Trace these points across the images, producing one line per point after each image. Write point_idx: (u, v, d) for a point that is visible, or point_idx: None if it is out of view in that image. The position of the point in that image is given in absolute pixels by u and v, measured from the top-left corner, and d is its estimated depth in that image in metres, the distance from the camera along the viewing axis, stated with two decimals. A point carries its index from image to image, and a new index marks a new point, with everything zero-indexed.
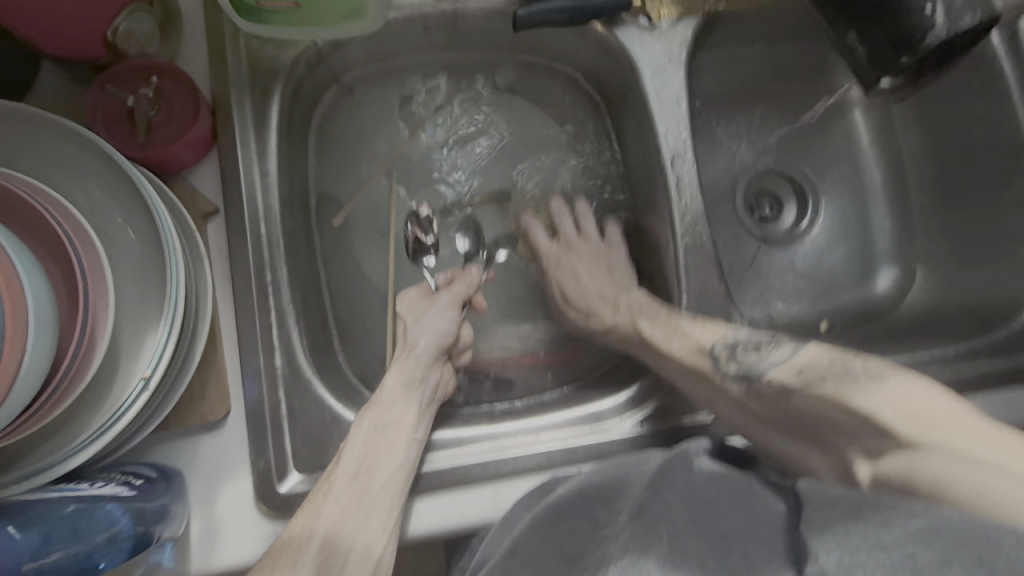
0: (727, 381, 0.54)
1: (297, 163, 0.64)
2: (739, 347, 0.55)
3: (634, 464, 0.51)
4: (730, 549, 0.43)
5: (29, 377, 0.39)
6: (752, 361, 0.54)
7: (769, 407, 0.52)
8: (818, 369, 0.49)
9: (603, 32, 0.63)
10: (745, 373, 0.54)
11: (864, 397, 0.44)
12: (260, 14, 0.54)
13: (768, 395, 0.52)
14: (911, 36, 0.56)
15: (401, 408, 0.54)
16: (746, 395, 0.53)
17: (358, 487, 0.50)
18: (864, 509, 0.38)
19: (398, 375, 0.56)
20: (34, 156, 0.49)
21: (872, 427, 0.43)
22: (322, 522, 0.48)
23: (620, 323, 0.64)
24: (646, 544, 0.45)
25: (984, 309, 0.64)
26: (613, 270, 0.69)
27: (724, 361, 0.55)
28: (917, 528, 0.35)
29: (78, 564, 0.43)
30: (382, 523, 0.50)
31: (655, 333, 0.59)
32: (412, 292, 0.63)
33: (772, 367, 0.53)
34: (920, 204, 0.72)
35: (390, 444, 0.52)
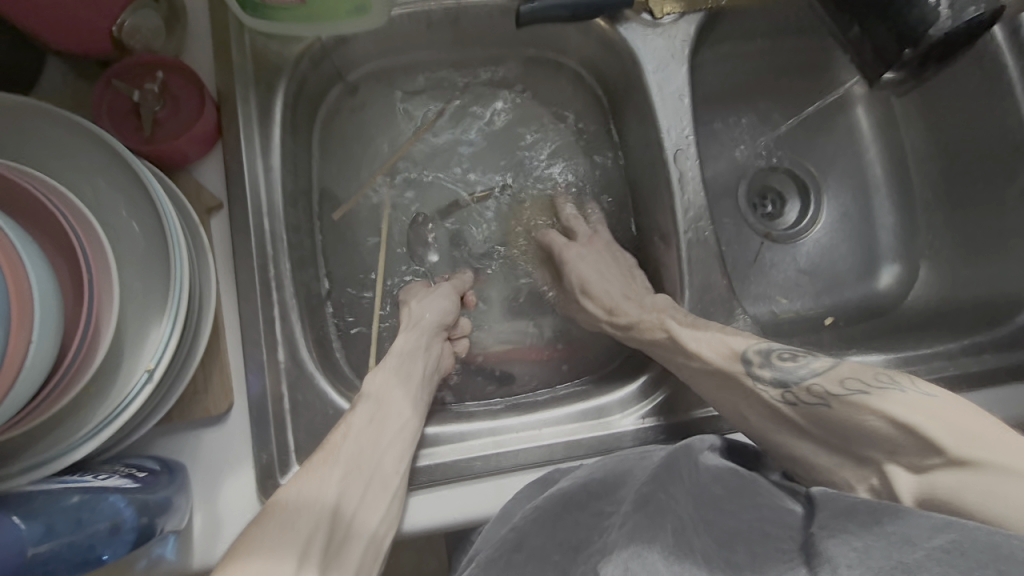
0: (761, 387, 0.51)
1: (301, 158, 0.64)
2: (773, 354, 0.52)
3: (638, 458, 0.50)
4: (736, 546, 0.43)
5: (34, 367, 0.39)
6: (788, 367, 0.51)
7: (807, 415, 0.48)
8: (861, 381, 0.47)
9: (606, 28, 0.64)
10: (780, 380, 0.50)
11: (909, 410, 0.43)
12: (265, 10, 0.55)
13: (807, 403, 0.48)
14: (915, 28, 0.56)
15: (410, 368, 0.58)
16: (781, 401, 0.50)
17: (376, 428, 0.52)
18: (881, 525, 0.38)
19: (405, 342, 0.60)
20: (40, 150, 0.49)
21: (917, 442, 0.41)
22: (341, 456, 0.50)
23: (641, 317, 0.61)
24: (651, 535, 0.45)
25: (989, 304, 0.63)
26: (629, 272, 0.67)
27: (757, 366, 0.52)
28: (939, 547, 0.35)
29: (82, 554, 0.44)
30: (396, 464, 0.51)
31: (681, 331, 0.56)
32: (416, 285, 0.67)
33: (811, 375, 0.49)
34: (922, 200, 0.72)
35: (402, 397, 0.55)
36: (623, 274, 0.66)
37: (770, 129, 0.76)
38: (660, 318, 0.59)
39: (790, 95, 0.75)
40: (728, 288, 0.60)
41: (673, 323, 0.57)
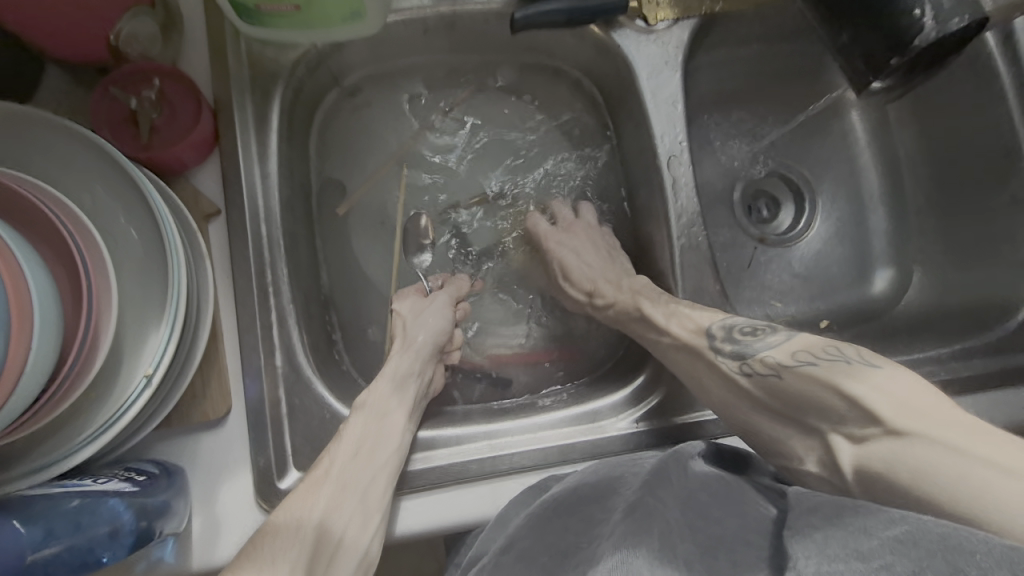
0: (721, 359, 0.52)
1: (298, 163, 0.64)
2: (734, 329, 0.54)
3: (630, 465, 0.52)
4: (718, 553, 0.44)
5: (35, 373, 0.39)
6: (748, 342, 0.52)
7: (761, 386, 0.49)
8: (811, 354, 0.48)
9: (600, 33, 0.64)
10: (739, 354, 0.52)
11: (853, 382, 0.43)
12: (260, 17, 0.55)
13: (761, 374, 0.50)
14: (902, 37, 0.57)
15: (402, 395, 0.56)
16: (739, 372, 0.51)
17: (360, 464, 0.51)
18: (843, 518, 0.38)
19: (399, 363, 0.58)
20: (40, 159, 0.50)
21: (862, 413, 0.42)
22: (322, 495, 0.49)
23: (619, 299, 0.63)
24: (637, 540, 0.45)
25: (979, 309, 0.64)
26: (611, 254, 0.68)
27: (720, 341, 0.54)
28: (895, 537, 0.35)
29: (80, 557, 0.45)
30: (377, 501, 0.51)
31: (655, 312, 0.59)
32: (409, 291, 0.65)
33: (766, 349, 0.51)
34: (915, 204, 0.73)
35: (387, 430, 0.54)
36: (607, 258, 0.67)
37: (765, 133, 0.76)
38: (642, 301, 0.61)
39: (784, 99, 0.76)
40: (721, 293, 0.61)
41: (647, 304, 0.60)
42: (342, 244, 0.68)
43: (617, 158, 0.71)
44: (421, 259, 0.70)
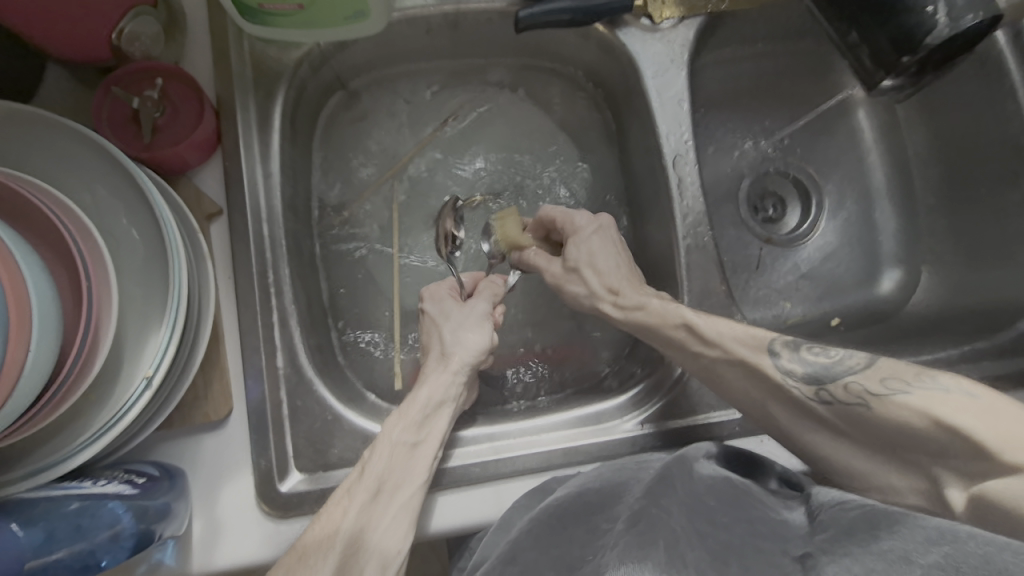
0: (792, 383, 0.49)
1: (300, 164, 0.64)
2: (804, 347, 0.50)
3: (635, 468, 0.52)
4: (728, 561, 0.42)
5: (33, 376, 0.39)
6: (818, 359, 0.49)
7: (842, 415, 0.46)
8: (903, 381, 0.44)
9: (606, 32, 0.63)
10: (812, 376, 0.48)
11: (950, 412, 0.40)
12: (264, 17, 0.55)
13: (844, 402, 0.46)
14: (913, 35, 0.56)
15: (431, 425, 0.54)
16: (815, 400, 0.48)
17: (380, 503, 0.49)
18: (878, 541, 0.38)
19: (434, 388, 0.54)
20: (38, 159, 0.49)
21: (966, 449, 0.38)
22: (341, 534, 0.47)
23: (650, 304, 0.57)
24: (643, 553, 0.43)
25: (992, 310, 0.63)
26: (621, 248, 0.62)
27: (785, 357, 0.50)
28: (937, 564, 0.34)
29: (82, 560, 0.44)
30: (398, 542, 0.49)
31: (703, 322, 0.53)
32: (442, 290, 0.61)
33: (848, 372, 0.47)
34: (926, 204, 0.72)
35: (414, 463, 0.51)
36: (624, 256, 0.62)
37: (768, 133, 0.76)
38: (677, 310, 0.55)
39: (790, 101, 0.75)
40: (727, 294, 0.60)
41: (694, 316, 0.54)
42: (346, 245, 0.68)
43: (623, 158, 0.71)
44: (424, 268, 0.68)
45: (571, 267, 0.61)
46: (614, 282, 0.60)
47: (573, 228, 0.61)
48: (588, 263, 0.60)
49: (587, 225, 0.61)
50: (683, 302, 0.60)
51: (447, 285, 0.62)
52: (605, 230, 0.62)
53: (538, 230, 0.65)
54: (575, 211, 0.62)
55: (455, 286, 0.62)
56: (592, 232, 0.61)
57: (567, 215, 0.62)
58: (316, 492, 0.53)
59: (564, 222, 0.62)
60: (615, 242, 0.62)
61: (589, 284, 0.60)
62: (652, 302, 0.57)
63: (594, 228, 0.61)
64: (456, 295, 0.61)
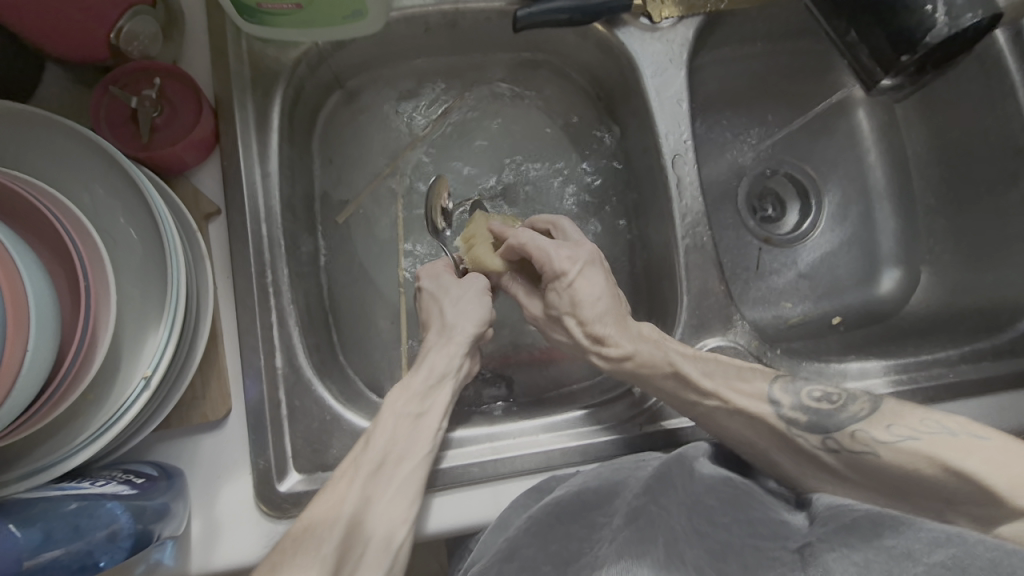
0: (796, 433, 0.48)
1: (298, 164, 0.64)
2: (804, 394, 0.50)
3: (633, 467, 0.51)
4: (727, 558, 0.44)
5: (31, 376, 0.39)
6: (821, 408, 0.49)
7: (849, 464, 0.46)
8: (907, 427, 0.45)
9: (604, 32, 0.63)
10: (817, 425, 0.48)
11: (959, 455, 0.41)
12: (261, 15, 0.55)
13: (850, 451, 0.46)
14: (912, 34, 0.56)
15: (434, 397, 0.55)
16: (821, 448, 0.48)
17: (384, 476, 0.50)
18: (881, 537, 0.39)
19: (436, 360, 0.56)
20: (36, 158, 0.49)
21: (980, 494, 0.39)
22: (345, 510, 0.48)
23: (641, 351, 0.54)
24: (642, 549, 0.47)
25: (990, 310, 0.63)
26: (611, 288, 0.58)
27: (787, 407, 0.49)
28: (940, 563, 0.36)
29: (80, 561, 0.43)
30: (404, 512, 0.50)
31: (691, 367, 0.52)
32: (439, 267, 0.62)
33: (852, 420, 0.47)
34: (925, 203, 0.71)
35: (418, 435, 0.53)
36: (612, 292, 0.58)
37: (767, 132, 0.75)
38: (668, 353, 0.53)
39: (789, 100, 0.75)
40: (726, 294, 0.60)
41: (680, 359, 0.53)
42: (344, 244, 0.68)
43: (622, 157, 0.71)
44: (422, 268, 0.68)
45: (554, 314, 0.58)
46: (599, 330, 0.56)
47: (556, 273, 0.57)
48: (573, 308, 0.57)
49: (571, 266, 0.57)
50: (682, 302, 0.60)
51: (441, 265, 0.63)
52: (589, 265, 0.58)
53: (512, 253, 0.61)
54: (554, 249, 0.57)
55: (450, 265, 0.63)
56: (578, 280, 0.57)
57: (551, 258, 0.57)
58: (314, 492, 0.53)
59: (545, 263, 0.57)
60: (605, 284, 0.58)
61: (574, 337, 0.58)
62: (640, 348, 0.54)
63: (579, 269, 0.57)
64: (452, 272, 0.62)
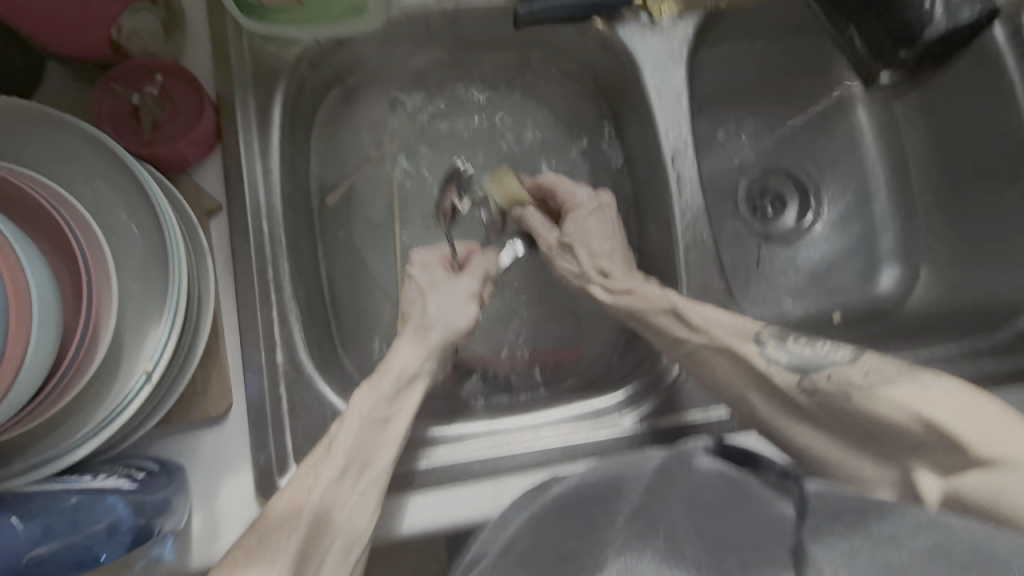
0: (777, 371, 0.52)
1: (299, 161, 0.64)
2: (789, 338, 0.54)
3: (636, 461, 0.51)
4: (727, 552, 0.43)
5: (33, 368, 0.39)
6: (800, 352, 0.53)
7: (821, 403, 0.50)
8: (883, 376, 0.49)
9: (604, 29, 0.64)
10: (797, 366, 0.52)
11: (931, 408, 0.46)
12: (262, 12, 0.55)
13: (824, 391, 0.50)
14: (911, 29, 0.63)
15: (402, 400, 0.53)
16: (799, 391, 0.51)
17: (347, 482, 0.49)
18: (867, 524, 0.42)
19: (407, 361, 0.54)
20: (37, 153, 0.50)
21: (945, 442, 0.45)
22: (306, 512, 0.47)
23: (640, 287, 0.57)
24: (643, 542, 0.44)
25: (989, 308, 0.63)
26: (617, 228, 0.62)
27: (770, 348, 0.53)
28: (924, 549, 0.39)
29: (78, 554, 0.44)
30: (365, 520, 0.49)
31: (691, 308, 0.55)
32: (434, 259, 0.59)
33: (829, 364, 0.51)
34: (924, 201, 0.72)
35: (384, 439, 0.52)
36: (618, 238, 0.62)
37: (767, 130, 0.76)
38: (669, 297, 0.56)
39: (789, 97, 0.75)
40: (727, 289, 0.60)
41: (682, 302, 0.55)
42: (345, 241, 0.68)
43: (622, 154, 0.71)
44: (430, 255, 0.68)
45: (565, 243, 0.61)
46: (605, 263, 0.60)
47: (575, 203, 0.62)
48: (582, 243, 0.61)
49: (590, 202, 0.62)
50: (682, 298, 0.61)
51: (440, 254, 0.60)
52: (606, 205, 0.63)
53: (537, 192, 0.65)
54: (578, 187, 0.63)
55: (446, 257, 0.60)
56: (590, 211, 0.62)
57: (572, 191, 0.63)
58: None
59: (567, 195, 0.63)
60: (614, 223, 0.62)
61: (580, 262, 0.60)
62: (642, 287, 0.57)
63: (597, 203, 0.62)
64: (448, 266, 0.60)
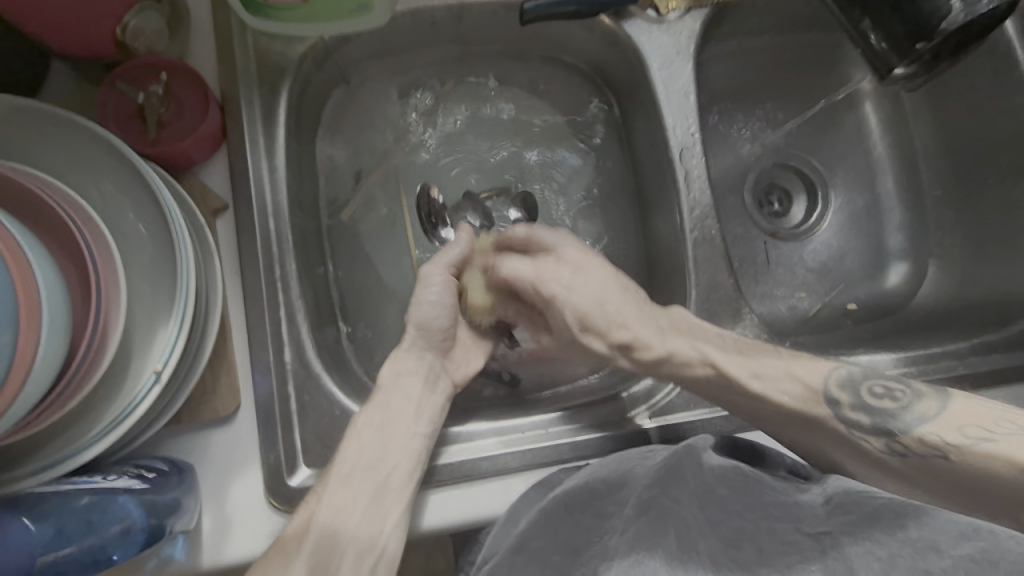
0: (859, 435, 0.44)
1: (304, 158, 0.64)
2: (864, 389, 0.46)
3: (641, 457, 0.50)
4: (744, 544, 0.46)
5: (43, 373, 0.39)
6: (884, 408, 0.45)
7: (918, 467, 0.43)
8: (982, 427, 0.40)
9: (610, 24, 0.63)
10: (880, 428, 0.44)
11: None
12: (267, 10, 0.55)
13: (918, 454, 0.42)
14: (927, 21, 0.56)
15: (399, 403, 0.52)
16: (887, 452, 0.44)
17: (350, 488, 0.48)
18: (905, 529, 0.42)
19: (398, 363, 0.54)
20: (43, 154, 0.49)
21: None
22: (317, 523, 0.47)
23: (675, 351, 0.50)
24: (654, 542, 0.48)
25: (1002, 302, 0.63)
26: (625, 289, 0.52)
27: (844, 401, 0.45)
28: (968, 557, 0.40)
29: (92, 555, 0.45)
30: (377, 525, 0.48)
31: (738, 369, 0.48)
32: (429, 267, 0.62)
33: (918, 421, 0.43)
34: (933, 195, 0.71)
35: (388, 444, 0.51)
36: (625, 293, 0.52)
37: (774, 126, 0.75)
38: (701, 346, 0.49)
39: (796, 92, 0.75)
40: (735, 286, 0.60)
41: (716, 352, 0.49)
42: (352, 240, 0.67)
43: (628, 150, 0.71)
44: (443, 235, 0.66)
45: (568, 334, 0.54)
46: (619, 338, 0.50)
47: (543, 299, 0.52)
48: (583, 325, 0.51)
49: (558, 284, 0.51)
50: (690, 295, 0.60)
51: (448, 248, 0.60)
52: (576, 274, 0.52)
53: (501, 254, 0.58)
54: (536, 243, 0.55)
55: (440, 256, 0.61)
56: (576, 288, 0.51)
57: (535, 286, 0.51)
58: None
59: (531, 289, 0.52)
60: (625, 286, 0.52)
61: (593, 343, 0.52)
62: (676, 348, 0.50)
63: (568, 284, 0.51)
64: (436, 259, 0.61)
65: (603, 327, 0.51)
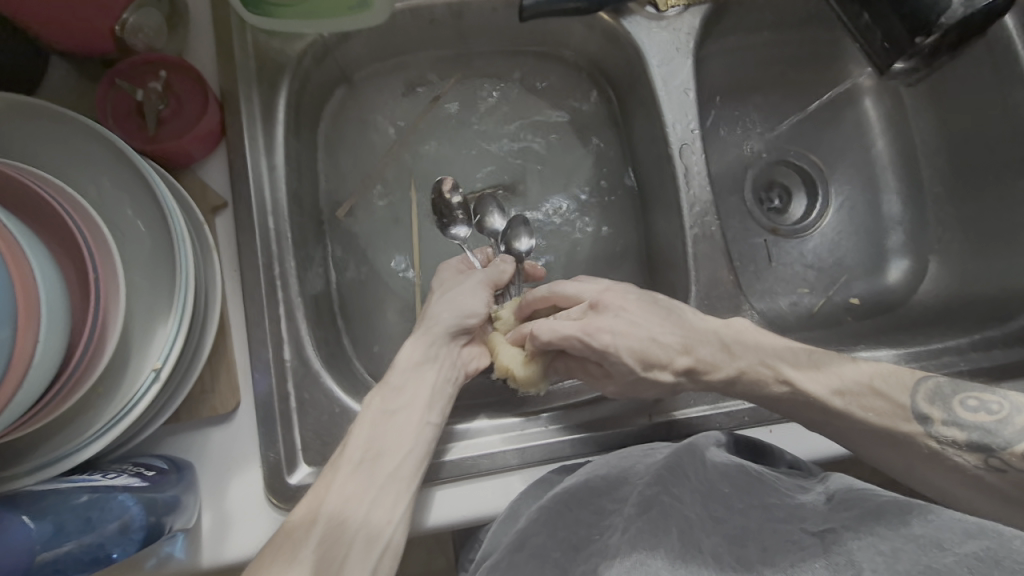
0: (953, 451, 0.50)
1: (303, 155, 0.63)
2: (954, 403, 0.50)
3: (641, 455, 0.51)
4: (747, 542, 0.45)
5: (42, 368, 0.39)
6: (971, 422, 0.49)
7: (1016, 483, 0.48)
8: None
9: (610, 21, 0.63)
10: (975, 442, 0.49)
11: None
12: (266, 6, 0.55)
13: (1019, 468, 0.47)
14: (926, 14, 0.55)
15: (413, 388, 0.52)
16: (983, 466, 0.49)
17: (364, 475, 0.48)
18: (909, 526, 0.41)
19: (413, 351, 0.53)
20: (41, 152, 0.49)
21: None
22: (324, 508, 0.46)
23: (746, 369, 0.52)
24: (654, 540, 0.46)
25: (1004, 298, 0.63)
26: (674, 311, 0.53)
27: (936, 420, 0.50)
28: (972, 555, 0.38)
29: (92, 553, 0.44)
30: (387, 512, 0.48)
31: (815, 385, 0.51)
32: (452, 263, 0.61)
33: (1016, 436, 0.48)
34: (933, 191, 0.71)
35: (399, 430, 0.50)
36: (672, 317, 0.53)
37: (775, 123, 0.75)
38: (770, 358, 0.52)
39: (796, 89, 0.75)
40: (736, 282, 0.60)
41: (787, 367, 0.52)
42: (352, 239, 0.67)
43: (628, 148, 0.71)
44: (456, 231, 0.68)
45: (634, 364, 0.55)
46: (684, 365, 0.52)
47: (595, 351, 0.51)
48: (644, 363, 0.51)
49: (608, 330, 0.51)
50: (691, 292, 0.60)
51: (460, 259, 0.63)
52: (620, 315, 0.53)
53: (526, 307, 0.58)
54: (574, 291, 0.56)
55: (466, 261, 0.62)
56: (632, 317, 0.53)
57: (584, 337, 0.51)
58: None
59: (580, 342, 0.52)
60: (671, 310, 0.53)
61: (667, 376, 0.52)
62: (744, 366, 0.52)
63: (617, 329, 0.52)
64: (466, 265, 0.61)
65: (664, 359, 0.51)
